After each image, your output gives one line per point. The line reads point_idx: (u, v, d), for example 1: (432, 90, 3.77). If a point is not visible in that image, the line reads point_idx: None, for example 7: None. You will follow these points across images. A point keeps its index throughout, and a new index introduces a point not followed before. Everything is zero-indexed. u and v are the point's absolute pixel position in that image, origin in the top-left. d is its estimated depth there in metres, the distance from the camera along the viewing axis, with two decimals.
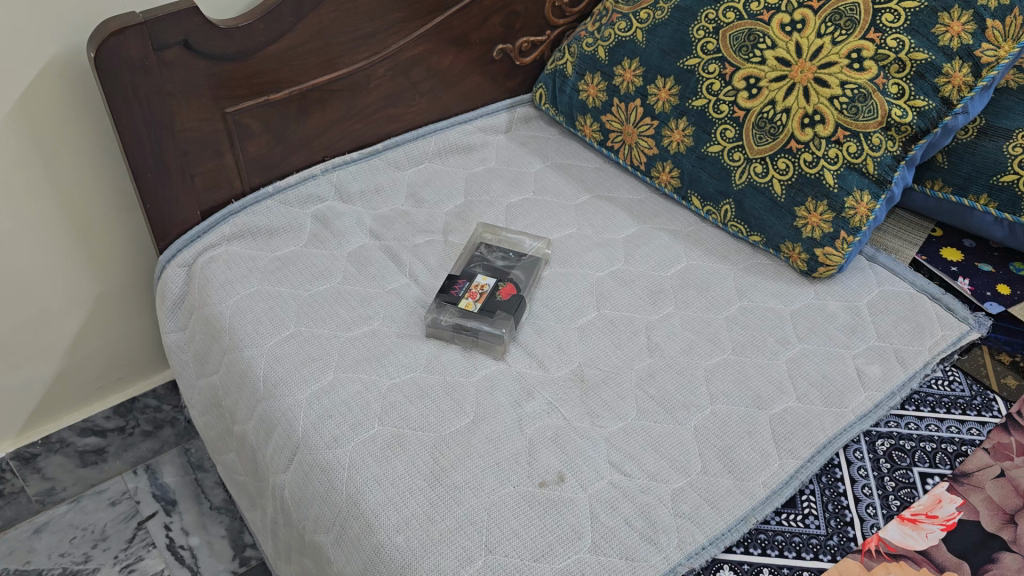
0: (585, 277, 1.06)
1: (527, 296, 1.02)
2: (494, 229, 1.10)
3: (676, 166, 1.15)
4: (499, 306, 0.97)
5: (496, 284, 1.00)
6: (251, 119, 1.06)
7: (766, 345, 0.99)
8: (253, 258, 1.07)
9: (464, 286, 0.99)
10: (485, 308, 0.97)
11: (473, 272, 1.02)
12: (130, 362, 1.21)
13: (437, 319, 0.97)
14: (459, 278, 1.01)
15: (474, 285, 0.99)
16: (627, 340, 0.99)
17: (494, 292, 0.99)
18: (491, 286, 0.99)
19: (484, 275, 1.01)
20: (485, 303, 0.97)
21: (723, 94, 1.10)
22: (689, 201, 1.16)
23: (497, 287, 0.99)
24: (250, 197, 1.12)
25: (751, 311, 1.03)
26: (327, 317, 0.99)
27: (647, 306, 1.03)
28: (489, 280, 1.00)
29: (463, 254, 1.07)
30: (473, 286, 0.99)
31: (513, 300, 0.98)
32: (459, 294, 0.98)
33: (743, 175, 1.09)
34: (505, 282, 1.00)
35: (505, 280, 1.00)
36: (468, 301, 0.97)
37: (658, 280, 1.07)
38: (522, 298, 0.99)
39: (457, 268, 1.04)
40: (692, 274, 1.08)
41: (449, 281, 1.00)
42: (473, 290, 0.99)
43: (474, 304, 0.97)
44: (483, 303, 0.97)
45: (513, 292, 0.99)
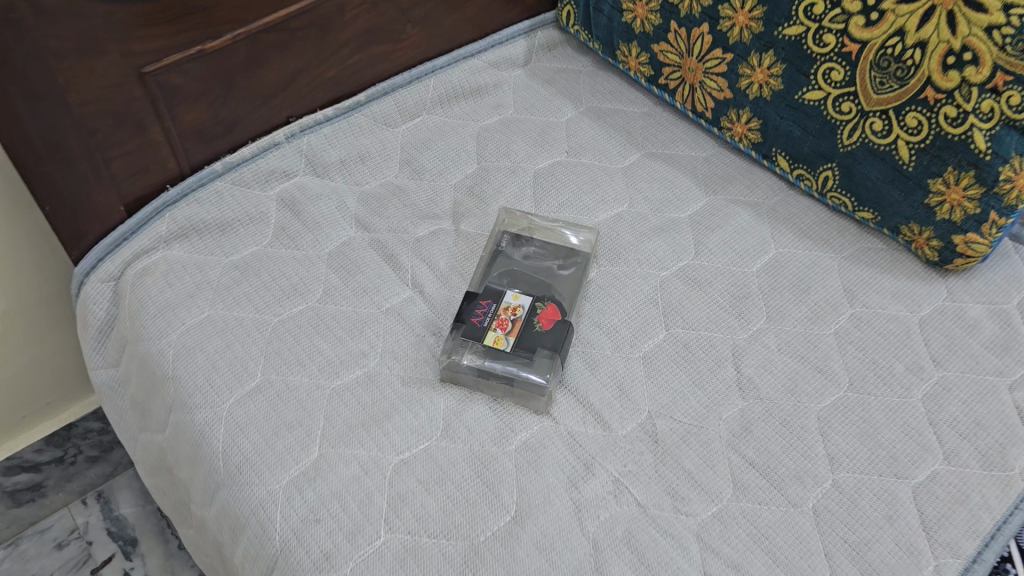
0: (646, 280, 0.80)
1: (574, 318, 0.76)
2: (515, 219, 0.84)
3: (757, 115, 0.87)
4: (539, 343, 0.71)
5: (533, 305, 0.74)
6: (182, 78, 0.76)
7: (893, 376, 0.74)
8: (203, 267, 0.79)
9: (491, 310, 0.73)
10: (521, 347, 0.71)
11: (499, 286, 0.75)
12: (61, 384, 0.97)
13: (456, 363, 0.71)
14: (482, 296, 0.74)
15: (503, 308, 0.73)
16: (709, 376, 0.74)
17: (530, 319, 0.73)
18: (526, 310, 0.73)
19: (515, 291, 0.75)
20: (520, 336, 0.72)
21: (828, 19, 0.79)
22: (772, 161, 0.89)
23: (534, 310, 0.74)
24: (191, 180, 0.83)
25: (868, 322, 0.78)
26: (305, 358, 0.73)
27: (731, 321, 0.78)
28: (523, 299, 0.74)
29: (482, 257, 0.80)
30: (501, 310, 0.73)
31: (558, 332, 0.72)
32: (484, 324, 0.72)
33: (854, 133, 0.81)
34: (546, 301, 0.74)
35: (545, 299, 0.74)
36: (496, 335, 0.72)
37: (742, 280, 0.81)
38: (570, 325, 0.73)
39: (477, 282, 0.77)
40: (785, 269, 0.82)
41: (466, 304, 0.74)
42: (502, 316, 0.73)
43: (506, 340, 0.71)
44: (518, 338, 0.71)
45: (558, 316, 0.73)
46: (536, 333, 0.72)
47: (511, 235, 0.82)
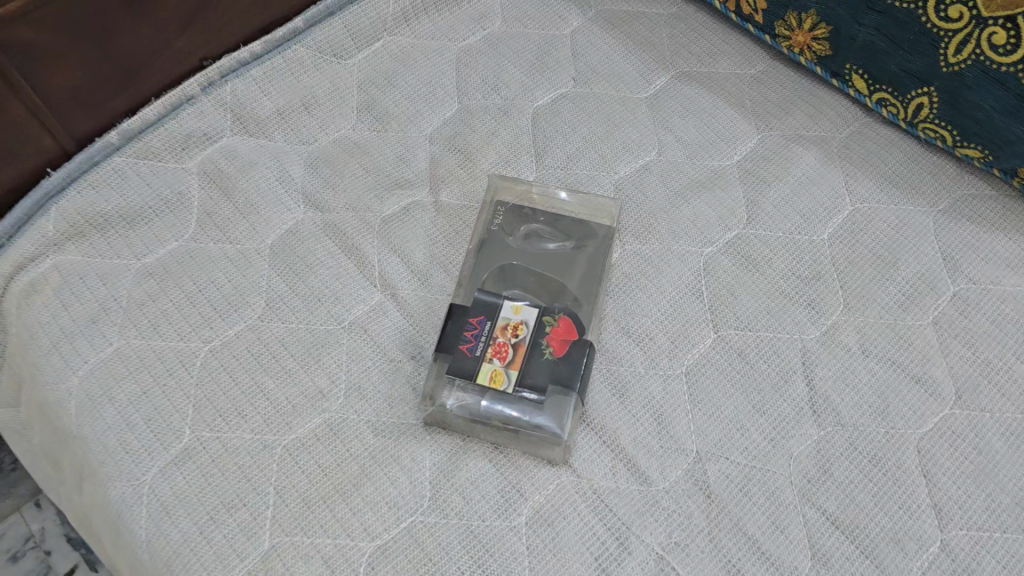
0: (685, 262, 0.62)
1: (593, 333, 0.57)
2: (511, 185, 0.64)
3: (827, 20, 0.65)
4: (551, 376, 0.54)
5: (540, 318, 0.56)
6: (33, 30, 0.55)
7: (1013, 383, 0.57)
8: (107, 277, 0.61)
9: (485, 332, 0.55)
10: (527, 383, 0.54)
11: (493, 294, 0.57)
12: None
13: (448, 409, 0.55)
14: (472, 311, 0.56)
15: (500, 327, 0.56)
16: (774, 396, 0.57)
17: (537, 342, 0.55)
18: (531, 328, 0.56)
19: (516, 301, 0.57)
20: (525, 369, 0.54)
21: None
22: (844, 81, 0.67)
23: (542, 326, 0.56)
24: (79, 158, 0.63)
25: (978, 305, 0.60)
26: (247, 404, 0.56)
27: (799, 313, 0.60)
28: (525, 311, 0.56)
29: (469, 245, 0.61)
30: (498, 329, 0.56)
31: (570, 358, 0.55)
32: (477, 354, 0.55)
33: (965, 47, 0.59)
34: (557, 315, 0.56)
35: (555, 311, 0.56)
36: (493, 367, 0.54)
37: (811, 252, 0.62)
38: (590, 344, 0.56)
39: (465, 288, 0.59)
40: (866, 235, 0.63)
41: (451, 325, 0.56)
42: (500, 339, 0.55)
43: (508, 374, 0.54)
44: (523, 371, 0.54)
45: (575, 333, 0.56)
46: (548, 363, 0.55)
47: (507, 209, 0.62)
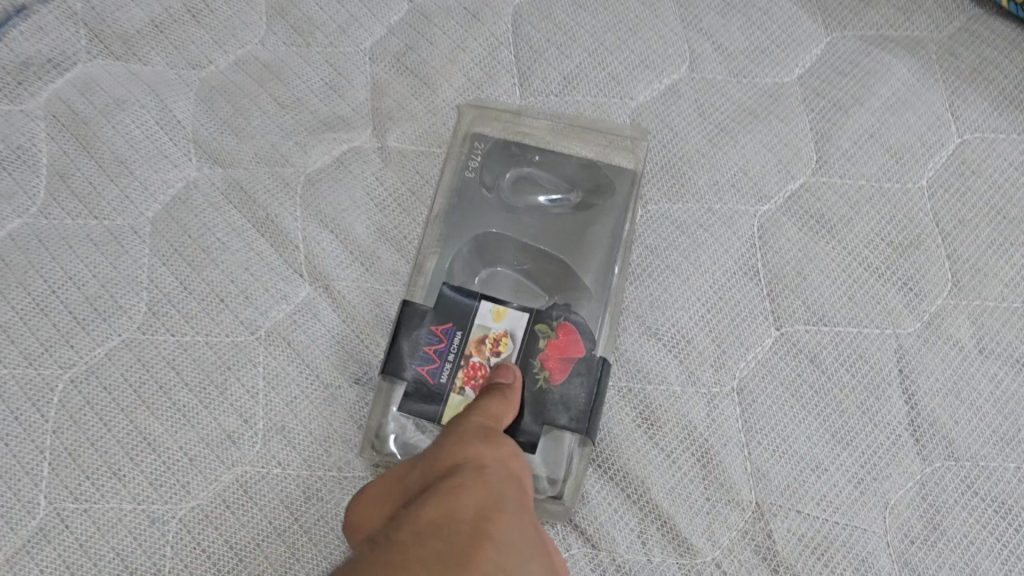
0: (732, 227, 0.44)
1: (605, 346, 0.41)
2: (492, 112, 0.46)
3: None
4: (548, 413, 0.38)
5: (533, 326, 0.39)
6: None
7: None
8: None
9: (453, 350, 0.39)
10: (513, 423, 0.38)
11: (464, 290, 0.40)
12: None
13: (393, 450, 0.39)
14: (435, 317, 0.40)
15: (475, 342, 0.39)
16: (860, 420, 0.41)
17: (527, 363, 0.39)
18: (519, 344, 0.39)
19: (497, 302, 0.40)
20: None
21: None
22: None
23: (535, 339, 0.39)
24: None
25: None
26: (127, 460, 0.40)
27: (893, 297, 0.43)
28: (511, 317, 0.39)
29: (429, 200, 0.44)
30: (472, 345, 0.39)
31: (577, 386, 0.38)
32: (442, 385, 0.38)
33: None
34: (556, 321, 0.39)
35: (554, 315, 0.39)
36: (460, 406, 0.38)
37: (905, 207, 0.45)
38: (604, 364, 0.39)
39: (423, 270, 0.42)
40: (980, 180, 0.45)
41: (404, 338, 0.39)
42: (472, 362, 0.39)
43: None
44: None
45: (582, 348, 0.39)
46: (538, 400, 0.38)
47: (488, 146, 0.45)
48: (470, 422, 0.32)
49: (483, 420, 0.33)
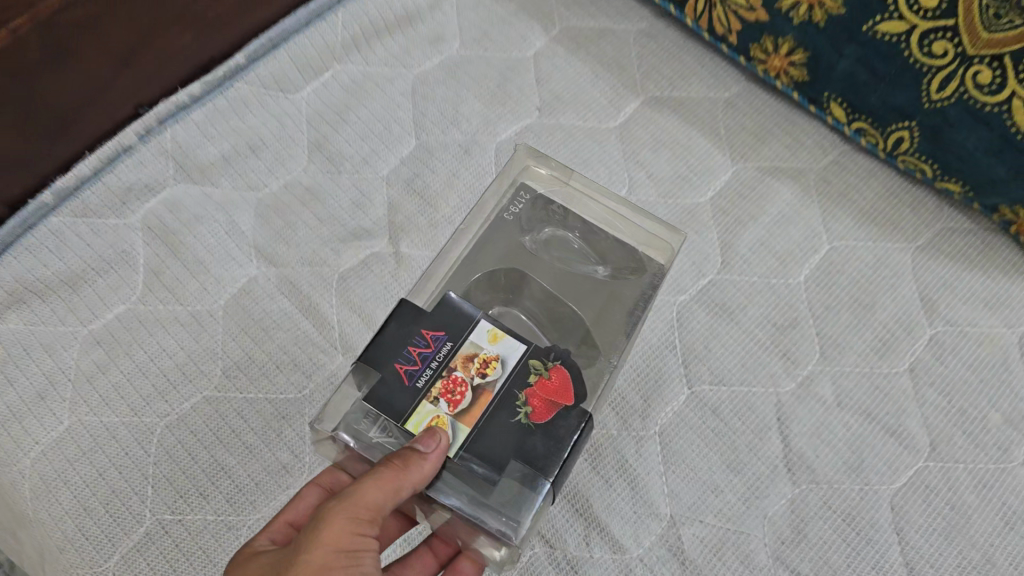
0: (657, 314, 0.60)
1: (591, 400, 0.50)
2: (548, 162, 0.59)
3: (803, 47, 0.63)
4: (527, 441, 0.46)
5: (521, 361, 0.48)
6: None
7: (986, 431, 0.56)
8: (52, 349, 0.58)
9: (436, 358, 0.47)
10: (488, 437, 0.46)
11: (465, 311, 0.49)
12: None
13: (347, 440, 0.47)
14: (425, 327, 0.48)
15: (464, 358, 0.47)
16: (748, 455, 0.56)
17: (514, 392, 0.47)
18: (506, 371, 0.47)
19: (497, 329, 0.48)
20: (486, 423, 0.46)
21: None
22: (822, 108, 0.65)
23: (524, 373, 0.47)
24: (15, 223, 0.59)
25: (954, 348, 0.59)
26: (208, 483, 0.54)
27: (774, 365, 0.58)
28: (505, 344, 0.48)
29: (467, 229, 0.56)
30: (461, 360, 0.47)
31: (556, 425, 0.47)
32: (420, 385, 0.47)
33: (948, 86, 0.57)
34: (551, 363, 0.48)
35: (547, 361, 0.48)
36: (433, 413, 0.46)
37: (786, 297, 0.60)
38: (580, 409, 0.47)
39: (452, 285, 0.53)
40: (842, 276, 0.61)
41: (398, 338, 0.48)
42: (449, 378, 0.47)
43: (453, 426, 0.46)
44: (477, 424, 0.46)
45: (567, 392, 0.47)
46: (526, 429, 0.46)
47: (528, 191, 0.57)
48: (331, 536, 0.40)
49: (351, 519, 0.40)
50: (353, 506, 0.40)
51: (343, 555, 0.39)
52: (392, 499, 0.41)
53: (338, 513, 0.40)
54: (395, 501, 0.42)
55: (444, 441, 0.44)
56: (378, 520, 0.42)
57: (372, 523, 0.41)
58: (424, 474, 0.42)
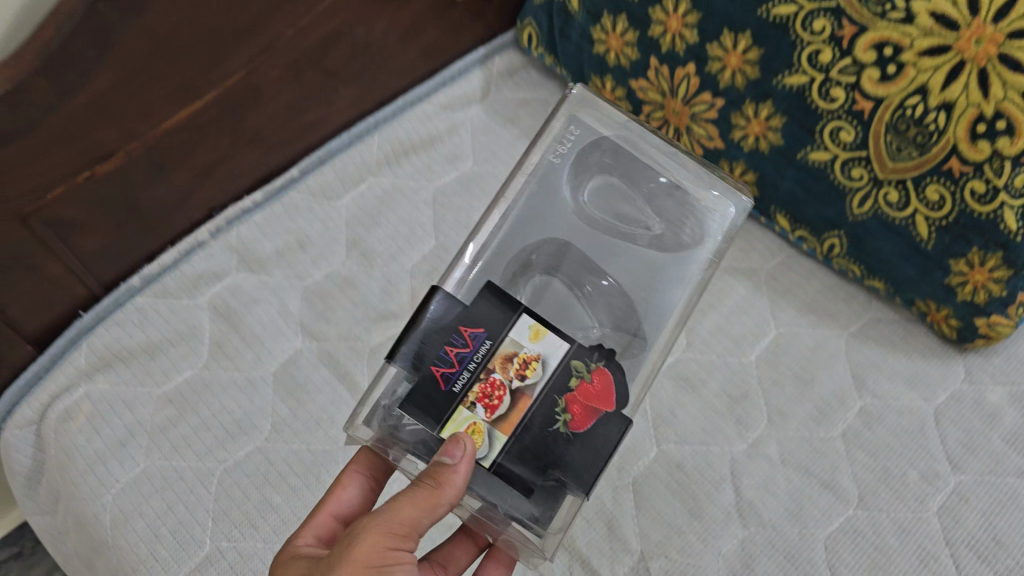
0: None
1: (631, 407, 0.58)
2: (607, 118, 0.66)
3: (753, 169, 0.78)
4: (564, 445, 0.53)
5: (560, 360, 0.54)
6: (76, 208, 0.65)
7: (906, 486, 0.67)
8: (132, 404, 0.70)
9: (474, 359, 0.53)
10: (529, 437, 0.53)
11: (503, 310, 0.54)
12: None
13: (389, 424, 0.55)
14: (466, 327, 0.54)
15: (502, 359, 0.53)
16: (706, 502, 0.67)
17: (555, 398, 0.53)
18: (546, 371, 0.53)
19: (539, 325, 0.54)
20: (525, 427, 0.53)
21: (837, 70, 0.69)
22: (770, 218, 0.80)
23: (565, 376, 0.54)
24: (108, 301, 0.73)
25: (879, 417, 0.71)
26: (259, 516, 0.66)
27: (729, 429, 0.70)
28: (545, 342, 0.54)
29: (523, 173, 0.64)
30: (499, 361, 0.53)
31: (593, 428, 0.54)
32: (458, 387, 0.53)
33: (865, 201, 0.72)
34: (592, 367, 0.54)
35: (589, 363, 0.54)
36: (468, 421, 0.52)
37: (740, 373, 0.73)
38: (617, 411, 0.54)
39: (498, 263, 0.60)
40: (787, 356, 0.74)
41: (439, 336, 0.54)
42: (484, 384, 0.53)
43: (489, 430, 0.53)
44: (513, 425, 0.53)
45: (606, 395, 0.54)
46: (563, 437, 0.53)
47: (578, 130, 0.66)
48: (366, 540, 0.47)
49: (387, 528, 0.48)
50: (389, 518, 0.48)
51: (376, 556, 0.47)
52: (425, 515, 0.49)
53: (376, 526, 0.48)
54: (428, 515, 0.49)
55: (471, 454, 0.50)
56: (412, 533, 0.49)
57: (407, 535, 0.49)
58: (456, 491, 0.49)
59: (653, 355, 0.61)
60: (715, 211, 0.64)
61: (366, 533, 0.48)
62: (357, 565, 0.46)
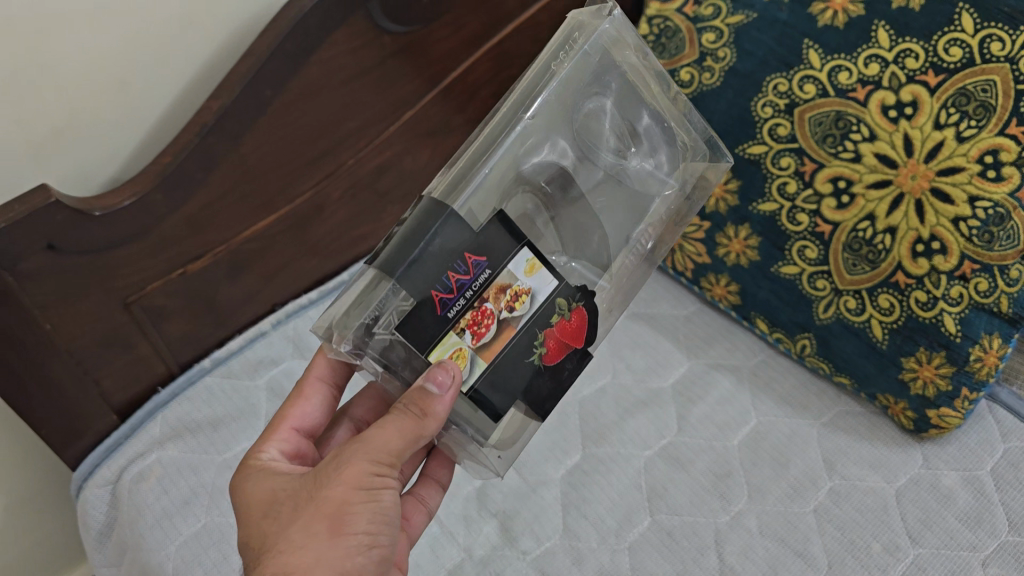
0: (630, 462, 0.83)
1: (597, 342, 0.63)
2: (622, 43, 0.65)
3: (735, 281, 0.91)
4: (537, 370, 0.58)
5: (546, 297, 0.57)
6: (167, 299, 0.79)
7: (870, 556, 0.76)
8: (197, 468, 0.81)
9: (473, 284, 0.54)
10: (505, 364, 0.56)
11: (508, 242, 0.55)
12: (47, 567, 0.97)
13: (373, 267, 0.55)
14: (472, 250, 0.54)
15: (497, 288, 0.55)
16: (693, 566, 0.76)
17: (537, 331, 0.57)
18: (531, 306, 0.56)
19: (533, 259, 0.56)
20: (505, 354, 0.56)
21: (801, 199, 0.85)
22: (752, 323, 0.92)
23: (550, 310, 0.57)
24: (182, 380, 0.86)
25: (846, 496, 0.80)
26: None
27: (714, 502, 0.80)
28: (535, 279, 0.56)
29: (520, 89, 0.63)
30: (494, 290, 0.55)
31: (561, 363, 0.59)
32: (453, 313, 0.54)
33: (830, 308, 0.85)
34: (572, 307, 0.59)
35: (571, 303, 0.58)
36: (458, 347, 0.54)
37: (724, 455, 0.83)
38: (581, 350, 0.60)
39: (492, 186, 0.60)
40: (765, 441, 0.84)
41: (442, 257, 0.53)
42: (478, 313, 0.54)
43: (472, 357, 0.55)
44: (494, 354, 0.56)
45: (578, 329, 0.59)
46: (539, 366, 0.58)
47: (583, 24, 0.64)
48: (355, 466, 0.51)
49: (375, 452, 0.52)
50: (379, 447, 0.52)
51: (362, 481, 0.51)
52: (410, 441, 0.53)
53: (364, 452, 0.52)
54: (412, 444, 0.53)
55: (457, 381, 0.53)
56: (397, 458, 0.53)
57: (392, 463, 0.53)
58: (439, 419, 0.53)
59: (614, 278, 0.68)
60: (693, 158, 0.70)
61: (355, 459, 0.52)
62: (345, 491, 0.51)
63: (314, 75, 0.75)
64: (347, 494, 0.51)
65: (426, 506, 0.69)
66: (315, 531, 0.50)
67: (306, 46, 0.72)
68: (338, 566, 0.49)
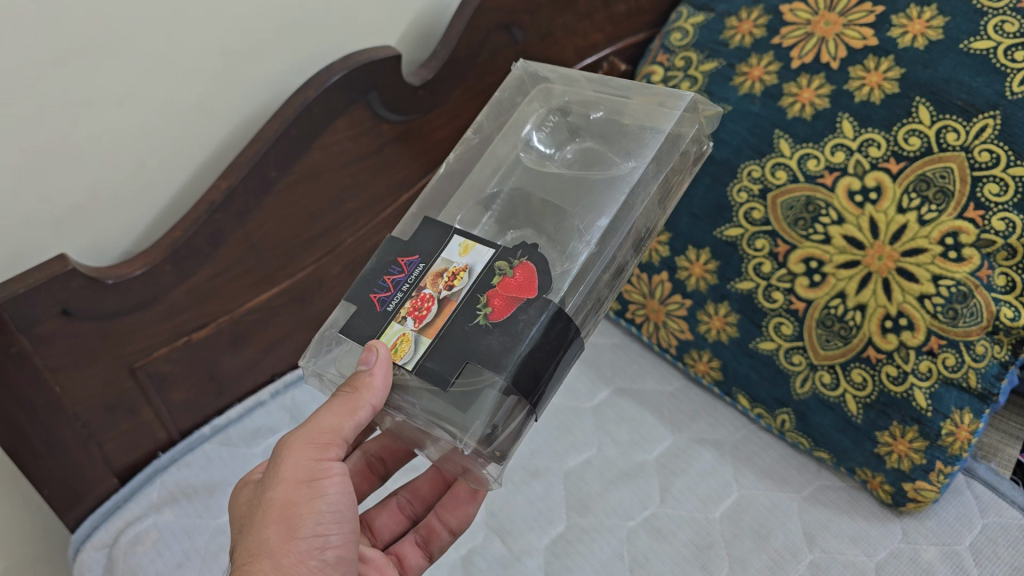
0: (613, 532, 0.84)
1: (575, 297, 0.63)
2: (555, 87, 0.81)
3: (717, 357, 0.95)
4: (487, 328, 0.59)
5: (484, 267, 0.63)
6: (171, 366, 0.83)
7: None
8: (190, 532, 0.83)
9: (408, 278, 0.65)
10: (449, 334, 0.60)
11: (437, 242, 0.66)
12: None
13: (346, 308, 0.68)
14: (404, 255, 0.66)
15: (434, 276, 0.64)
16: None
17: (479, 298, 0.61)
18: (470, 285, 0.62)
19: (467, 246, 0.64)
20: (450, 325, 0.60)
21: (776, 277, 0.89)
22: (734, 399, 0.95)
23: (490, 276, 0.62)
24: (181, 446, 0.89)
25: (827, 569, 0.81)
26: None
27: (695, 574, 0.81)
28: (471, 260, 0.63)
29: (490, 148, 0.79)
30: (431, 279, 0.64)
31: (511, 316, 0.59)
32: (391, 307, 0.64)
33: (806, 383, 0.88)
34: (516, 262, 0.61)
35: (512, 261, 0.62)
36: (402, 329, 0.62)
37: (705, 526, 0.84)
38: (537, 296, 0.59)
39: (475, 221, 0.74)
40: (746, 513, 0.86)
41: (381, 267, 0.67)
42: (415, 300, 0.63)
43: (416, 338, 0.61)
44: (438, 329, 0.61)
45: (526, 282, 0.60)
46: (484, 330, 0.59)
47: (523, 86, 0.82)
48: (298, 458, 0.57)
49: (317, 439, 0.57)
50: (316, 434, 0.57)
51: (304, 468, 0.56)
52: (348, 417, 0.57)
53: (304, 442, 0.57)
54: (349, 418, 0.57)
55: (384, 356, 0.59)
56: (337, 436, 0.57)
57: (331, 442, 0.57)
58: (372, 392, 0.58)
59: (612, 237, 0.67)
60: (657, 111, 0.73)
61: (297, 448, 0.57)
62: (289, 485, 0.56)
63: (318, 160, 0.82)
64: (290, 487, 0.56)
65: (426, 548, 0.76)
66: (268, 534, 0.54)
67: (310, 132, 0.79)
68: (291, 569, 0.53)
